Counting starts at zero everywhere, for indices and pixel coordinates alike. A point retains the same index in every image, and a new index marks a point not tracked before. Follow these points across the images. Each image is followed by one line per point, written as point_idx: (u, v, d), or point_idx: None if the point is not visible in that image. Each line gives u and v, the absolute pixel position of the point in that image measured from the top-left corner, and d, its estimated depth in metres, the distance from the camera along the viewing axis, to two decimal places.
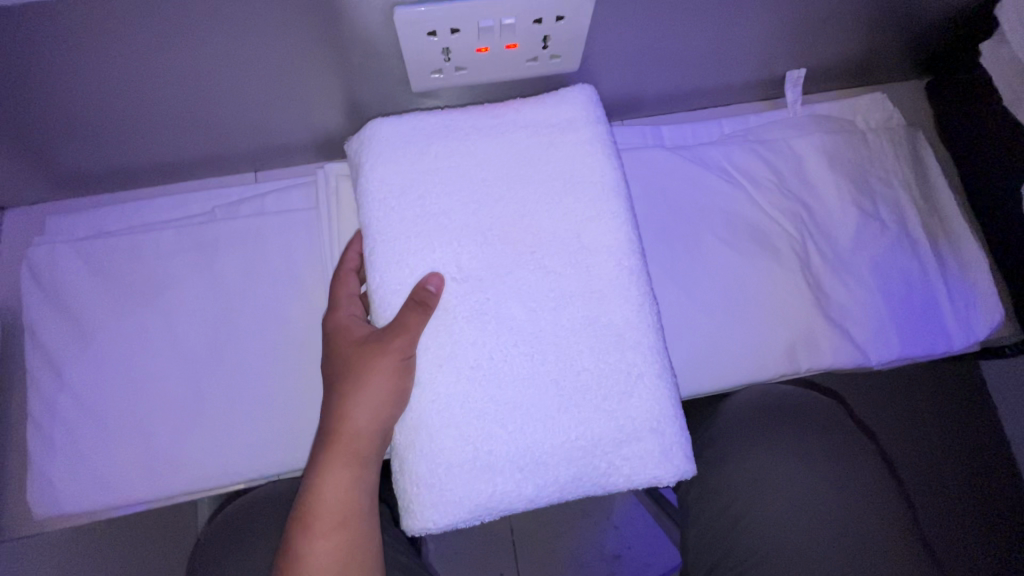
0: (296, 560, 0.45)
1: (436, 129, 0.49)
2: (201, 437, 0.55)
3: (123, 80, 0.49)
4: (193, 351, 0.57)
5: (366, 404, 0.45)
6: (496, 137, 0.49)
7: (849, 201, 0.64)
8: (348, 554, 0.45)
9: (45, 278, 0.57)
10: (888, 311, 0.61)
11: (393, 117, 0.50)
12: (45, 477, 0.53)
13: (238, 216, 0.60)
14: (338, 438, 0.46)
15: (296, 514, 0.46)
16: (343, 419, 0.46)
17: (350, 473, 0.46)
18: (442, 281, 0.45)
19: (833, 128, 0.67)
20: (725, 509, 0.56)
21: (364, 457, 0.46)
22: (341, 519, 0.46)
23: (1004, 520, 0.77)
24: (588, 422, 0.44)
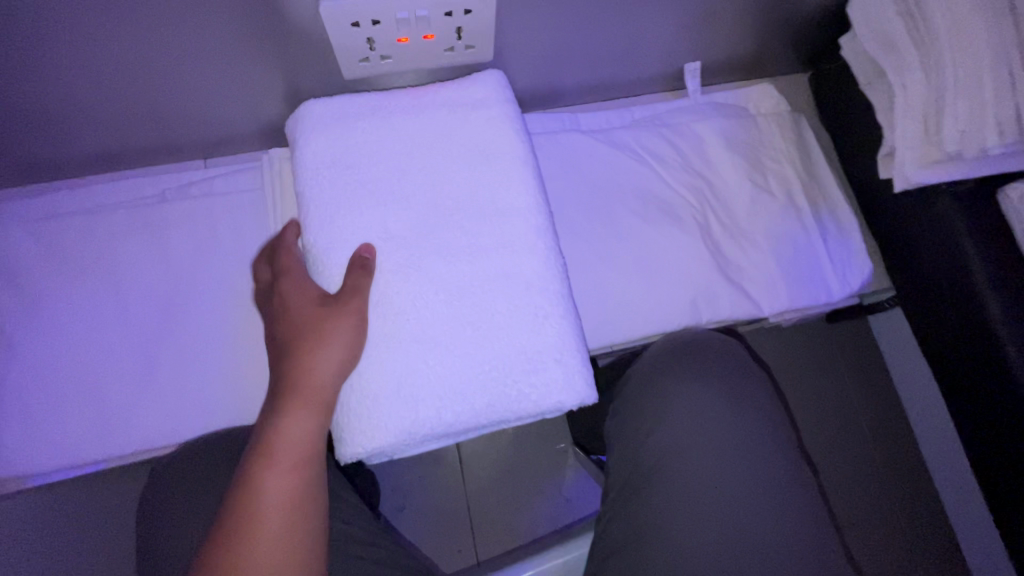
0: (252, 496, 0.46)
1: (364, 108, 0.56)
2: (152, 399, 0.59)
3: (69, 77, 0.53)
4: (143, 321, 0.60)
5: (329, 349, 0.48)
6: (417, 115, 0.56)
7: (744, 175, 0.73)
8: (307, 487, 0.48)
9: (3, 256, 0.60)
10: (777, 268, 0.70)
11: (325, 99, 0.56)
12: (1, 441, 0.56)
13: (188, 197, 0.64)
14: (301, 383, 0.48)
15: (258, 451, 0.48)
16: (307, 366, 0.48)
17: (312, 415, 0.48)
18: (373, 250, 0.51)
19: (728, 113, 0.76)
20: (641, 441, 0.60)
21: (328, 403, 0.48)
22: (303, 457, 0.48)
23: (880, 439, 0.93)
24: (500, 355, 0.50)
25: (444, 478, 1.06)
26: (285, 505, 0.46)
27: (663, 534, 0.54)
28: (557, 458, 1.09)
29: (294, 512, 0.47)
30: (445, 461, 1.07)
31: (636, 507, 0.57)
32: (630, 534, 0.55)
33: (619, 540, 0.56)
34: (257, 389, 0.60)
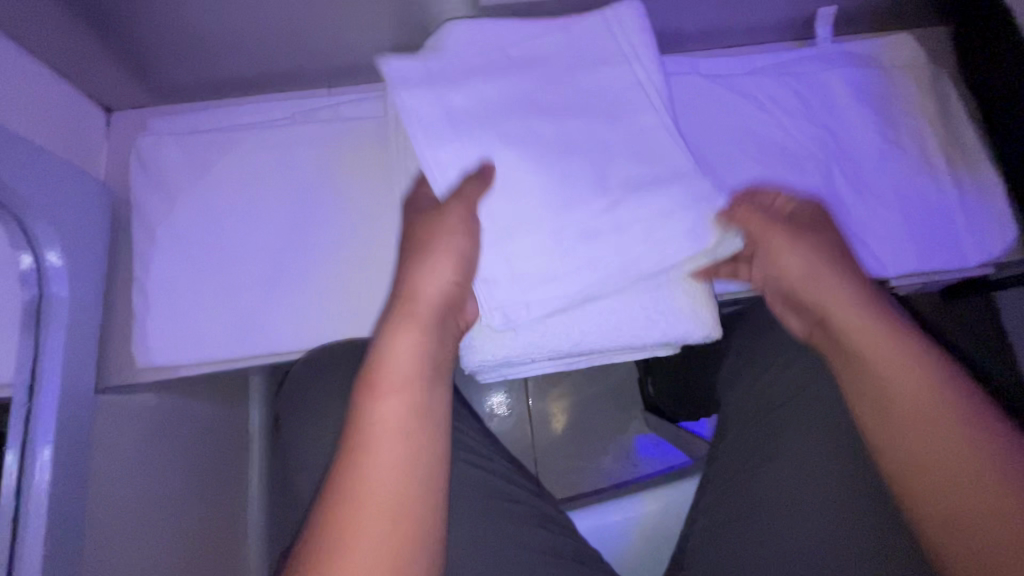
0: (368, 415, 0.46)
1: (503, 33, 0.57)
2: (278, 307, 0.62)
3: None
4: (272, 234, 0.64)
5: (426, 266, 0.51)
6: (552, 41, 0.56)
7: (874, 129, 0.69)
8: (416, 413, 0.47)
9: (152, 165, 0.65)
10: (905, 227, 0.66)
11: (464, 21, 0.57)
12: (146, 332, 0.61)
13: (317, 120, 0.67)
14: (408, 304, 0.51)
15: (369, 373, 0.48)
16: (413, 292, 0.51)
17: (414, 335, 0.49)
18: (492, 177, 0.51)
19: (860, 64, 0.71)
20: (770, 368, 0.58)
21: (437, 318, 0.50)
22: (409, 373, 0.48)
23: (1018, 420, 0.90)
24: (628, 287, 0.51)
25: (515, 429, 1.08)
26: (402, 419, 0.46)
27: (788, 458, 0.53)
28: (627, 421, 1.09)
29: (415, 427, 0.46)
30: (517, 413, 1.08)
31: (756, 440, 0.56)
32: (749, 466, 0.56)
33: (737, 472, 0.56)
34: (375, 305, 0.63)
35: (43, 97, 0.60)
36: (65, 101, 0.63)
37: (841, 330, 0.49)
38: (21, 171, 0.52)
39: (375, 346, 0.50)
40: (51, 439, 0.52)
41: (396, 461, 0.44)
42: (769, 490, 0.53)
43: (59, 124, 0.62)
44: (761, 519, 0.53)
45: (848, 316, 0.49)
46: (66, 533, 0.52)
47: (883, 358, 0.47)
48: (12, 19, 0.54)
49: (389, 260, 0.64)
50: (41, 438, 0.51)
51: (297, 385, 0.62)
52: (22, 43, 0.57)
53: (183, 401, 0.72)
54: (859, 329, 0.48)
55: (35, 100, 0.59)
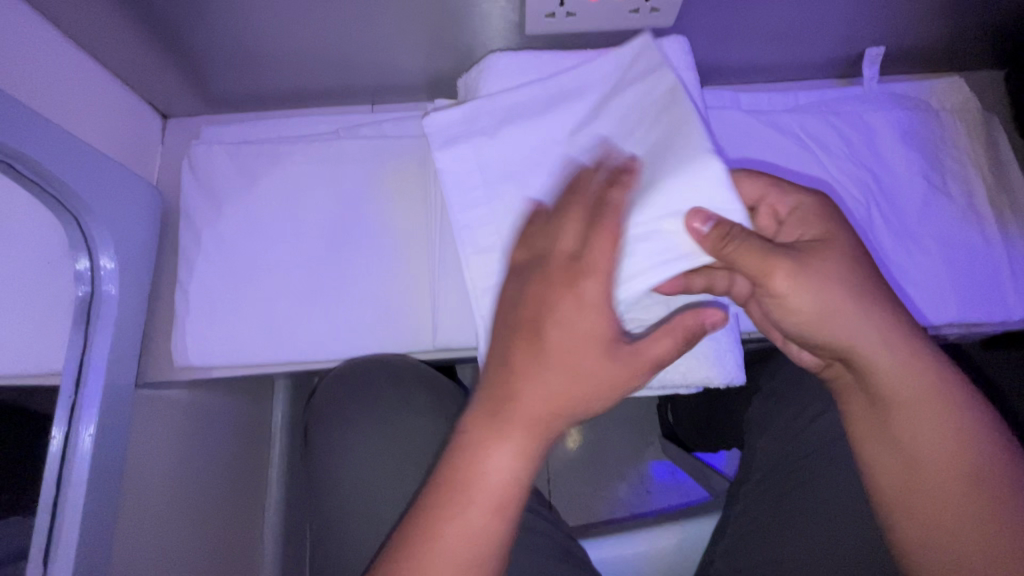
0: (445, 520, 0.41)
1: (547, 65, 0.59)
2: (309, 317, 0.64)
3: (275, 20, 0.57)
4: (310, 245, 0.66)
5: (533, 371, 0.43)
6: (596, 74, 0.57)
7: (919, 174, 0.68)
8: (496, 536, 0.42)
9: (201, 171, 0.68)
10: (947, 276, 0.64)
11: (510, 52, 0.59)
12: (185, 332, 0.64)
13: (360, 136, 0.69)
14: (519, 404, 0.43)
15: (447, 481, 0.43)
16: (526, 387, 0.43)
17: (520, 443, 0.43)
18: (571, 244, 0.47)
19: (909, 106, 0.70)
20: (793, 419, 0.57)
21: (538, 437, 0.43)
22: (496, 500, 0.42)
23: None
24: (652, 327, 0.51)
25: None
26: (473, 541, 0.41)
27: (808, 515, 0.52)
28: (643, 446, 1.08)
29: (485, 546, 0.42)
30: None
31: (787, 490, 0.54)
32: (776, 516, 0.54)
33: (765, 521, 0.54)
34: (404, 321, 0.64)
35: (107, 103, 0.63)
36: (126, 107, 0.67)
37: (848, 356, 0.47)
38: (84, 176, 0.55)
39: (459, 449, 0.44)
40: (93, 432, 0.54)
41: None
42: (798, 546, 0.51)
43: (120, 128, 0.66)
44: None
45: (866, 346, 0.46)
46: (100, 524, 0.54)
47: (908, 398, 0.45)
48: (87, 34, 0.58)
49: (421, 276, 0.65)
50: (84, 430, 0.54)
51: (320, 398, 0.64)
52: (93, 53, 0.60)
53: (214, 400, 0.75)
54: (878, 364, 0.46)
55: (100, 107, 0.62)
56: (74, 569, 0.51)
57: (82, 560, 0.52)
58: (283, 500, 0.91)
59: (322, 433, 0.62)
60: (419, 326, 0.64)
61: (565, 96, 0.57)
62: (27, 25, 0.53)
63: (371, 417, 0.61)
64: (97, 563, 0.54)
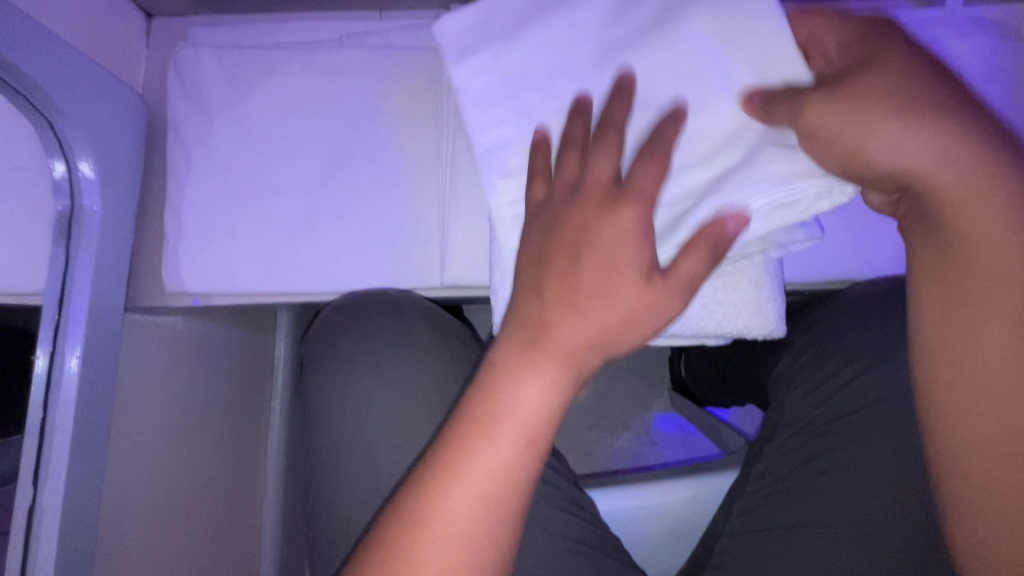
0: (464, 463, 0.38)
1: None
2: (309, 246, 0.59)
3: None
4: (310, 167, 0.60)
5: (593, 288, 0.39)
6: None
7: (997, 114, 0.59)
8: (523, 477, 0.38)
9: (189, 79, 0.61)
10: None
11: None
12: (176, 257, 0.60)
13: (366, 47, 0.62)
14: (549, 339, 0.39)
15: (478, 412, 0.39)
16: (554, 322, 0.39)
17: (550, 381, 0.39)
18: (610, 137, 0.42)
19: (997, 34, 0.61)
20: (830, 376, 0.52)
21: (573, 361, 0.39)
22: (525, 432, 0.38)
23: None
24: None
25: None
26: (498, 481, 0.38)
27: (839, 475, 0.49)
28: (651, 397, 1.05)
29: (509, 489, 0.38)
30: None
31: (817, 450, 0.51)
32: (805, 475, 0.50)
33: (790, 480, 0.51)
34: (412, 255, 0.59)
35: None
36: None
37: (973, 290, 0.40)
38: (54, 72, 0.48)
39: (488, 379, 0.40)
40: (79, 355, 0.51)
41: (475, 514, 0.37)
42: (830, 507, 0.49)
43: (97, 22, 0.58)
44: (821, 539, 0.48)
45: (1003, 287, 0.40)
46: (92, 449, 0.52)
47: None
48: None
49: (431, 206, 0.59)
50: (69, 353, 0.51)
51: (317, 330, 0.60)
52: None
53: (209, 330, 0.72)
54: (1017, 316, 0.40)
55: None
56: (66, 490, 0.50)
57: (74, 483, 0.50)
58: (286, 432, 0.90)
59: (320, 369, 0.58)
60: (427, 262, 0.59)
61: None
62: None
63: (373, 353, 0.57)
64: (90, 485, 0.52)
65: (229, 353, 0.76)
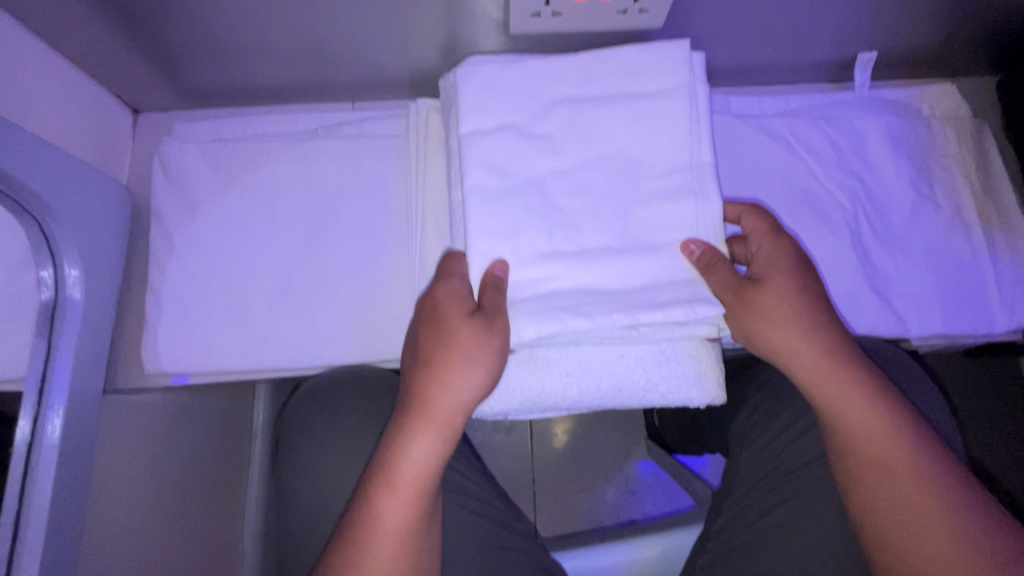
0: (369, 519, 0.45)
1: (513, 68, 0.53)
2: (289, 322, 0.62)
3: (249, 13, 0.55)
4: (287, 248, 0.64)
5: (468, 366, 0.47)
6: (575, 84, 0.52)
7: (908, 182, 0.67)
8: (416, 525, 0.46)
9: (172, 170, 0.65)
10: (933, 287, 0.64)
11: (476, 63, 0.53)
12: (156, 337, 0.62)
13: (339, 137, 0.67)
14: (427, 405, 0.47)
15: (379, 471, 0.46)
16: (434, 393, 0.47)
17: (433, 439, 0.47)
18: (507, 266, 0.49)
19: (899, 112, 0.70)
20: (782, 431, 0.56)
21: (449, 419, 0.47)
22: (419, 483, 0.46)
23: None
24: (634, 347, 0.50)
25: (516, 447, 1.07)
26: (395, 532, 0.45)
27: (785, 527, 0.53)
28: (630, 446, 1.07)
29: (405, 541, 0.45)
30: (519, 432, 1.07)
31: (771, 504, 0.54)
32: (758, 528, 0.54)
33: (748, 535, 0.54)
34: (387, 326, 0.63)
35: (70, 96, 0.60)
36: (93, 102, 0.63)
37: (841, 420, 0.47)
38: (45, 175, 0.52)
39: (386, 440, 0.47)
40: (57, 443, 0.52)
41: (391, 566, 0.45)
42: (779, 559, 0.52)
43: (85, 122, 0.62)
44: None
45: (867, 428, 0.47)
46: (65, 535, 0.53)
47: (882, 458, 0.46)
48: (43, 23, 0.55)
49: (404, 281, 0.64)
50: (46, 443, 0.52)
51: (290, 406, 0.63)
52: (52, 41, 0.57)
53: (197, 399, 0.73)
54: (889, 461, 0.46)
55: (63, 100, 0.59)
56: None
57: (46, 570, 0.51)
58: (264, 502, 0.89)
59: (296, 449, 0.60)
60: (400, 334, 0.62)
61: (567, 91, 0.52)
62: None
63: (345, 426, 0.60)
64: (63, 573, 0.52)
65: (211, 421, 0.76)
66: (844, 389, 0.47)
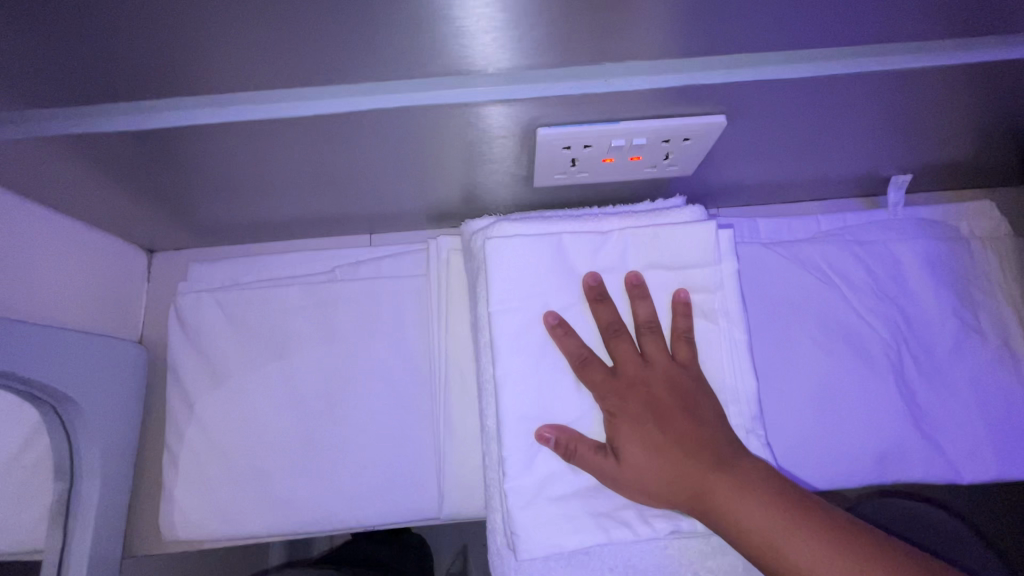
0: None
1: (543, 237, 0.52)
2: (311, 482, 0.60)
3: (268, 177, 0.53)
4: (309, 401, 0.62)
5: (629, 491, 0.46)
6: (607, 253, 0.53)
7: (950, 311, 0.64)
8: None
9: (188, 323, 0.63)
10: (983, 425, 0.61)
11: (505, 230, 0.52)
12: (173, 503, 0.60)
13: (356, 278, 0.65)
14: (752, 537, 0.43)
15: None
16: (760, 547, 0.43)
17: (786, 522, 0.43)
18: (557, 431, 0.48)
19: (937, 234, 0.67)
20: None
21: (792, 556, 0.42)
22: None
23: None
24: (678, 543, 0.48)
25: None
26: None
27: None
28: None
29: None
30: None
31: None
32: None
33: None
34: (413, 484, 0.60)
35: (83, 259, 0.59)
36: (106, 256, 0.62)
37: (742, 534, 0.43)
38: (61, 363, 0.51)
39: None
40: None
41: None
42: None
43: (99, 281, 0.61)
44: None
45: (756, 522, 0.43)
46: None
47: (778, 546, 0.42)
48: (57, 198, 0.53)
49: (428, 435, 0.61)
50: None
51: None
52: (64, 209, 0.55)
53: None
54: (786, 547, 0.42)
55: (76, 266, 0.58)
56: None
57: None
58: None
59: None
60: (425, 492, 0.60)
61: (593, 266, 0.53)
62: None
63: None
64: None
65: None
66: (727, 488, 0.44)
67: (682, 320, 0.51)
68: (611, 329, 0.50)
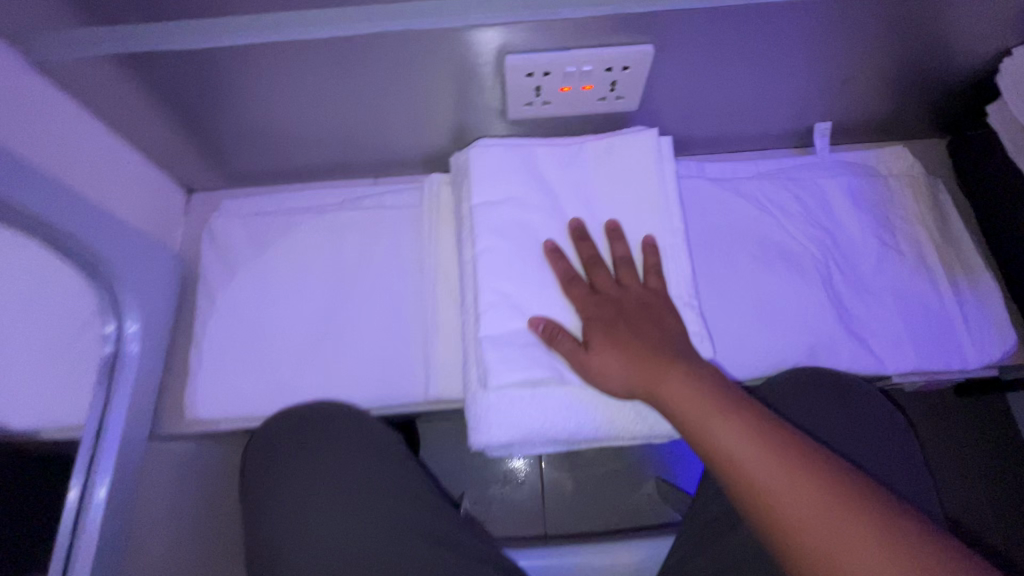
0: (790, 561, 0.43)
1: (512, 151, 0.64)
2: (316, 371, 0.69)
3: (293, 108, 0.66)
4: (317, 304, 0.72)
5: (592, 376, 0.54)
6: (564, 164, 0.64)
7: (871, 234, 0.74)
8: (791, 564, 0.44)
9: (218, 241, 0.75)
10: (904, 326, 0.69)
11: (483, 146, 0.64)
12: (196, 388, 0.69)
13: (361, 207, 0.77)
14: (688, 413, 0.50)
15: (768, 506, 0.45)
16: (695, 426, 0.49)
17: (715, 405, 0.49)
18: (544, 326, 0.57)
19: (859, 172, 0.78)
20: None
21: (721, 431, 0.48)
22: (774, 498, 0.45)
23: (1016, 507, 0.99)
24: None
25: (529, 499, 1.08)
26: None
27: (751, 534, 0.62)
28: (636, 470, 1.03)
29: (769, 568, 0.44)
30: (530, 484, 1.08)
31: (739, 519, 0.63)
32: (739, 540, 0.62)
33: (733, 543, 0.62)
34: (404, 373, 0.69)
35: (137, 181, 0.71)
36: (154, 185, 0.75)
37: (678, 413, 0.50)
38: (118, 248, 0.62)
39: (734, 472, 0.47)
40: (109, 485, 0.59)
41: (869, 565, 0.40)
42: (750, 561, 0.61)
43: (147, 203, 0.73)
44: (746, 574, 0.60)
45: (691, 403, 0.50)
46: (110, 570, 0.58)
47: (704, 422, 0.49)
48: (124, 124, 0.66)
49: (419, 332, 0.71)
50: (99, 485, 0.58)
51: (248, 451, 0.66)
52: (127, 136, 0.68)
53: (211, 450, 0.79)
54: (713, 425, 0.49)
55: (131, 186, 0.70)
56: None
57: None
58: None
59: (271, 471, 0.66)
60: (414, 380, 0.69)
61: (554, 175, 0.64)
62: (73, 114, 0.61)
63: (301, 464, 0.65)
64: None
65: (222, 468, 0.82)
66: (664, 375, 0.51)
67: (653, 257, 0.60)
68: (591, 259, 0.60)
